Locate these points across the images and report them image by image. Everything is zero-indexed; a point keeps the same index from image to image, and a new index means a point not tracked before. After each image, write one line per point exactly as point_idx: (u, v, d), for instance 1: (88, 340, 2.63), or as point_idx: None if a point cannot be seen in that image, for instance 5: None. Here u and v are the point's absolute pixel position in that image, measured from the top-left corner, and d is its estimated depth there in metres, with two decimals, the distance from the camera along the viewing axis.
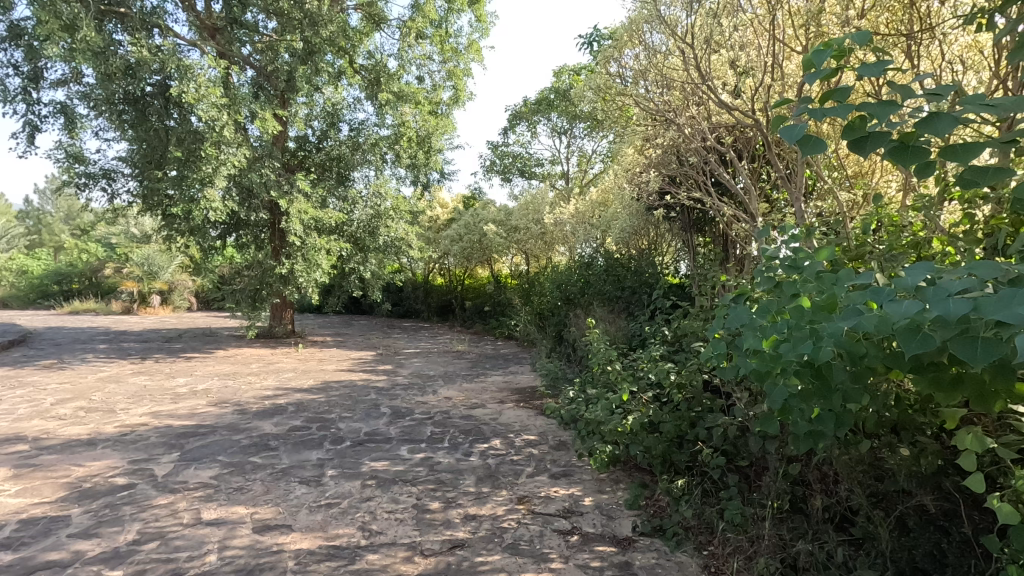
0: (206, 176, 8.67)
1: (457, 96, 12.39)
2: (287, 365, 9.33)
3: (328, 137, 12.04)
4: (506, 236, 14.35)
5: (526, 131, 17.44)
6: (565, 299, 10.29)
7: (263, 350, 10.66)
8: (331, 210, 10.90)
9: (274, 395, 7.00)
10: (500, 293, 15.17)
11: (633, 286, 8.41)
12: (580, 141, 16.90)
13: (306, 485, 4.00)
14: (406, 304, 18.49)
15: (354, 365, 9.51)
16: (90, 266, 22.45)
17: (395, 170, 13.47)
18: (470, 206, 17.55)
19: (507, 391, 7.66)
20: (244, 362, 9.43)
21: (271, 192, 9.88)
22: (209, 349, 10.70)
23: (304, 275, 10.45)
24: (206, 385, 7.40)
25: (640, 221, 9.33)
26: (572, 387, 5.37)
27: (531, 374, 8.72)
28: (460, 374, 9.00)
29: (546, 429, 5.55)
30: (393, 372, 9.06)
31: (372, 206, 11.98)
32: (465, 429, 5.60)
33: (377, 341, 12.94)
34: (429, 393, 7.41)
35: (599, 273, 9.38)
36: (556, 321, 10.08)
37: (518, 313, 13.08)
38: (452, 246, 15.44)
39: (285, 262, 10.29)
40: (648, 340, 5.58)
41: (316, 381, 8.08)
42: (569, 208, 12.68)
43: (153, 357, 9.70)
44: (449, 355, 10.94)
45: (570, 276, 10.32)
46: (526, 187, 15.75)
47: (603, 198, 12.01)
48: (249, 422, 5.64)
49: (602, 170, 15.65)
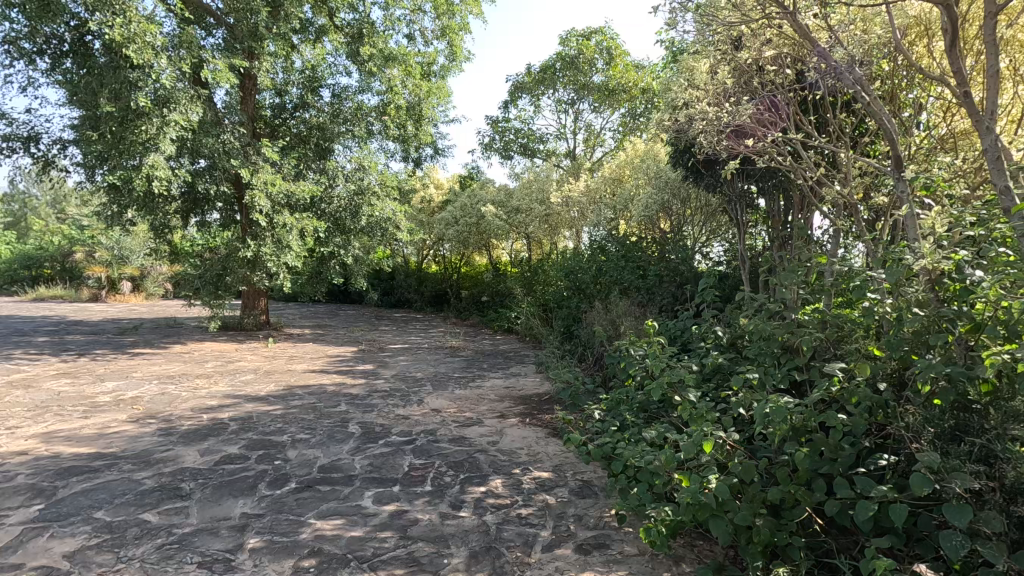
0: (149, 137, 7.28)
1: (452, 55, 10.97)
2: (250, 364, 7.93)
3: (307, 104, 10.63)
4: (508, 218, 12.89)
5: (529, 105, 15.87)
6: (577, 289, 8.93)
7: (227, 345, 9.26)
8: (305, 184, 9.43)
9: (218, 406, 5.61)
10: (500, 283, 13.77)
11: (661, 275, 7.08)
12: (588, 117, 15.44)
13: (206, 570, 2.62)
14: (397, 293, 17.10)
15: (330, 365, 8.11)
16: (60, 249, 20.95)
17: (382, 143, 12.03)
18: (468, 186, 16.06)
19: (511, 400, 6.28)
20: (199, 360, 8.04)
21: (231, 162, 8.39)
22: (165, 344, 9.29)
23: (274, 260, 8.99)
24: (138, 391, 6.00)
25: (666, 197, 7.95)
26: (599, 409, 4.07)
27: (538, 379, 7.34)
28: (453, 376, 7.62)
29: (563, 461, 4.18)
30: (374, 373, 7.65)
31: (355, 181, 10.50)
32: (457, 460, 4.23)
33: (361, 335, 11.54)
34: (412, 403, 6.04)
35: (616, 258, 8.01)
36: (566, 315, 8.74)
37: (519, 305, 11.74)
38: (447, 230, 14.01)
39: (250, 242, 8.77)
40: (698, 344, 4.33)
41: (279, 385, 6.69)
42: (578, 185, 11.24)
43: (94, 353, 8.31)
44: (442, 352, 9.55)
45: (581, 263, 8.98)
46: (530, 165, 14.26)
47: (622, 172, 10.58)
48: (168, 449, 4.25)
49: (613, 148, 14.24)
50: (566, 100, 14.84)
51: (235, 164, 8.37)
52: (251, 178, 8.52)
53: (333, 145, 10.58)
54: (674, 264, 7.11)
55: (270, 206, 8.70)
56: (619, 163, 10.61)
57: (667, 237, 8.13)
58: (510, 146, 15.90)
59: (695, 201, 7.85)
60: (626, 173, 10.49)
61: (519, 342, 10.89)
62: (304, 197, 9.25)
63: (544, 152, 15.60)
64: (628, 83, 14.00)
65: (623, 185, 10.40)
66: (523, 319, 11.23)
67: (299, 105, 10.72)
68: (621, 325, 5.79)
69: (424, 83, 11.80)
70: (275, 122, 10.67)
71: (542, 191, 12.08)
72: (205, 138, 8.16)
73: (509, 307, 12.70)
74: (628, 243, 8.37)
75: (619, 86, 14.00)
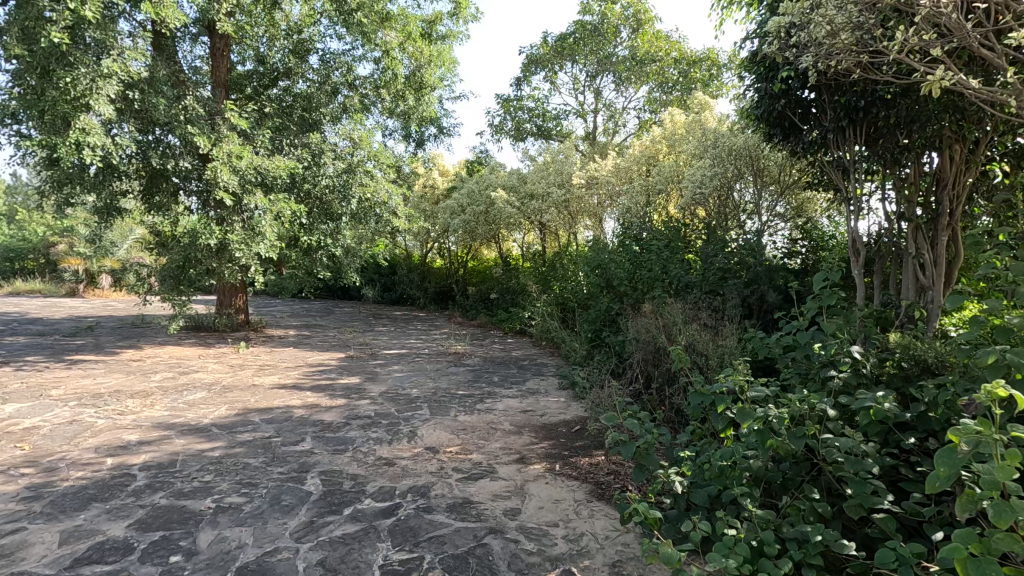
0: (78, 93, 5.81)
1: (458, 12, 9.46)
2: (209, 377, 6.47)
3: (289, 70, 9.13)
4: (520, 205, 11.31)
5: (544, 82, 14.28)
6: (605, 287, 7.37)
7: (191, 351, 7.82)
8: (282, 159, 7.90)
9: (136, 443, 4.15)
10: (510, 278, 12.25)
11: (725, 268, 5.57)
12: (609, 94, 13.85)
13: None
14: (399, 289, 15.66)
15: (306, 377, 6.65)
16: (42, 240, 19.62)
17: (377, 118, 10.52)
18: (476, 172, 14.52)
19: (532, 434, 4.76)
20: (149, 370, 6.60)
21: (188, 128, 6.86)
22: (118, 348, 7.87)
23: (243, 250, 7.46)
24: (39, 420, 4.53)
25: (722, 173, 6.40)
26: (684, 485, 2.61)
27: (563, 401, 5.82)
28: (456, 393, 6.13)
29: (624, 561, 2.67)
30: (360, 390, 6.17)
31: (343, 158, 8.95)
32: (458, 554, 2.71)
33: (354, 337, 10.09)
34: (401, 437, 4.54)
35: (661, 249, 6.51)
36: (593, 318, 7.25)
37: (534, 304, 10.24)
38: (452, 220, 12.52)
39: (213, 226, 7.22)
40: (831, 372, 2.87)
41: (233, 407, 5.22)
42: (603, 165, 9.70)
43: (23, 360, 6.88)
44: (444, 360, 8.07)
45: (610, 255, 7.47)
46: (545, 146, 12.69)
47: (659, 148, 8.97)
48: (16, 531, 2.78)
49: (639, 128, 12.64)
50: (586, 75, 13.24)
51: (191, 129, 6.84)
52: (209, 148, 6.98)
53: (321, 117, 9.02)
54: (740, 254, 5.66)
55: (236, 183, 7.15)
56: (654, 137, 9.04)
57: (721, 225, 6.63)
58: (522, 127, 14.30)
59: (760, 176, 6.33)
60: (664, 150, 8.87)
61: (533, 347, 9.40)
62: (280, 174, 7.72)
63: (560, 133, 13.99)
64: (656, 53, 12.35)
65: (659, 162, 8.85)
66: (539, 320, 9.78)
67: (279, 71, 9.23)
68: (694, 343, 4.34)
69: (425, 47, 10.22)
70: (253, 90, 9.15)
71: (561, 173, 10.47)
72: (155, 96, 6.69)
73: (521, 306, 11.20)
74: (672, 229, 6.82)
75: (646, 57, 12.33)
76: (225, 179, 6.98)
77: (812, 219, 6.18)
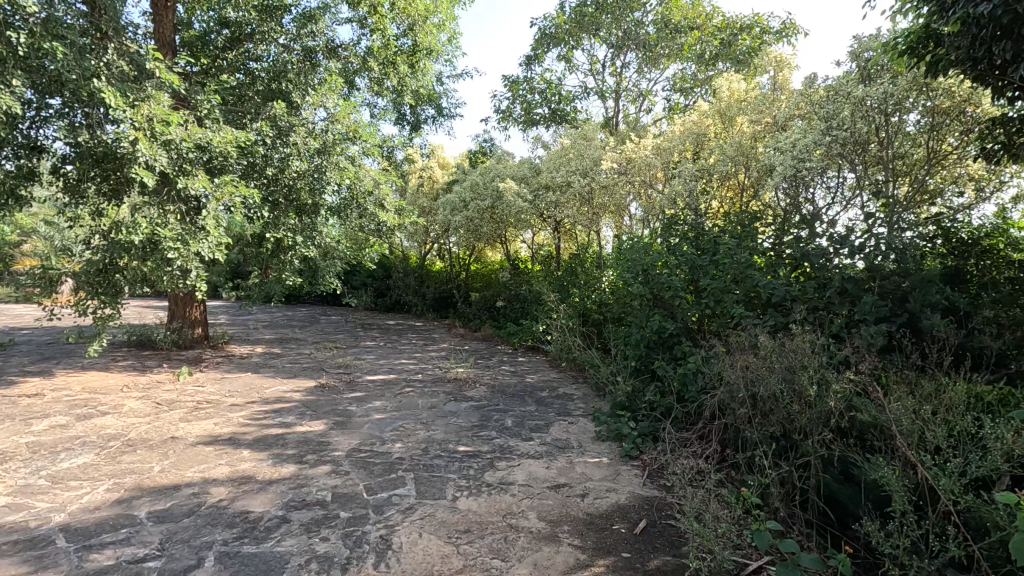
0: None
1: None
2: (116, 422, 4.71)
3: (253, 27, 7.39)
4: (533, 198, 9.54)
5: (559, 61, 12.54)
6: (652, 300, 5.61)
7: (116, 380, 6.07)
8: (233, 131, 6.14)
9: None
10: (520, 284, 10.51)
11: (847, 281, 3.85)
12: (632, 72, 12.07)
13: None
14: (394, 294, 13.96)
15: (252, 423, 4.89)
16: None
17: (361, 94, 8.81)
18: (480, 162, 12.78)
19: (576, 543, 2.99)
20: (38, 412, 4.86)
21: (94, 84, 5.03)
22: (22, 375, 6.12)
23: (179, 251, 5.69)
24: None
25: (831, 154, 4.46)
26: None
27: (610, 471, 4.04)
28: (456, 452, 4.35)
29: None
30: (321, 446, 4.40)
31: (316, 133, 7.12)
32: None
33: (333, 355, 8.37)
34: (364, 557, 2.76)
35: (737, 253, 4.81)
36: (637, 341, 5.52)
37: (550, 316, 8.53)
38: (453, 217, 10.78)
39: (137, 217, 5.45)
40: None
41: (118, 486, 3.45)
42: (637, 147, 7.94)
43: None
44: (441, 391, 6.31)
45: (652, 256, 5.72)
46: (561, 131, 10.94)
47: (712, 123, 7.15)
48: None
49: (671, 112, 10.89)
50: (608, 50, 11.47)
51: (97, 84, 4.94)
52: (122, 110, 5.06)
53: (291, 87, 7.29)
54: (869, 262, 3.93)
55: (166, 161, 5.36)
56: (704, 112, 7.27)
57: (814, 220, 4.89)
58: (533, 111, 12.55)
59: (873, 163, 4.51)
60: (718, 127, 7.07)
61: (551, 371, 7.66)
62: (229, 150, 5.98)
63: (577, 118, 12.22)
64: (690, 22, 10.59)
65: (710, 142, 7.12)
66: (555, 335, 8.06)
67: (241, 31, 7.49)
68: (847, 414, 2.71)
69: (420, 4, 8.45)
70: (210, 54, 7.43)
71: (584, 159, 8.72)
72: (51, 41, 4.96)
73: (534, 317, 9.45)
74: (746, 224, 5.08)
75: (678, 26, 10.54)
76: (161, 162, 5.29)
77: (944, 211, 4.45)
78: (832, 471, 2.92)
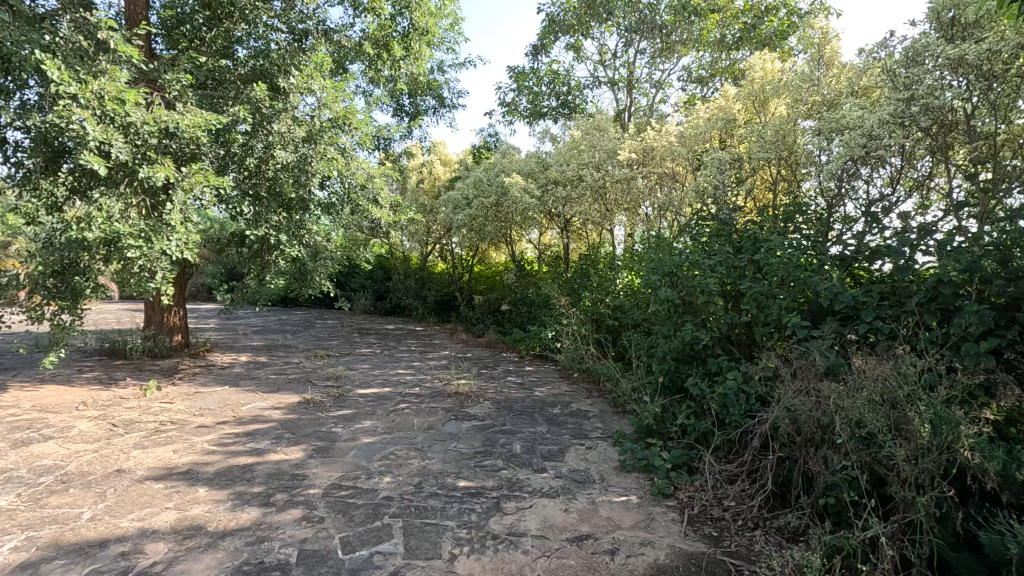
0: None
1: None
2: (58, 450, 4.01)
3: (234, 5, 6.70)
4: (541, 194, 8.83)
5: (567, 49, 11.83)
6: (681, 307, 4.87)
7: (74, 396, 5.38)
8: (204, 114, 5.44)
9: None
10: (527, 287, 9.81)
11: (941, 285, 3.10)
12: (645, 60, 11.34)
13: None
14: (394, 296, 13.30)
15: (219, 450, 4.18)
16: None
17: (355, 81, 8.12)
18: (484, 158, 12.08)
19: None
20: None
21: (34, 55, 4.34)
22: None
23: (141, 250, 5.00)
24: None
25: (905, 135, 3.72)
26: None
27: (642, 516, 3.32)
28: (455, 489, 3.64)
29: None
30: (295, 480, 3.69)
31: (302, 121, 6.42)
32: None
33: (323, 364, 7.68)
34: None
35: (785, 250, 4.09)
36: (666, 355, 4.77)
37: (560, 322, 7.82)
38: (455, 215, 10.08)
39: (92, 211, 4.77)
40: None
41: (30, 542, 2.75)
42: (655, 136, 7.23)
43: None
44: (440, 408, 5.60)
45: (681, 257, 4.97)
46: (572, 123, 10.23)
47: (743, 108, 6.42)
48: None
49: (688, 101, 10.16)
50: (620, 36, 10.74)
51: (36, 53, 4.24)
52: (68, 85, 4.36)
53: (276, 69, 6.60)
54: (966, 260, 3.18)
55: (122, 145, 4.67)
56: (732, 96, 6.53)
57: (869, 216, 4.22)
58: (540, 103, 11.84)
59: (954, 145, 3.77)
60: (749, 112, 6.34)
61: (562, 382, 6.94)
62: (199, 135, 5.28)
63: (586, 109, 11.50)
64: (709, 4, 9.86)
65: (740, 128, 6.39)
66: (566, 343, 7.35)
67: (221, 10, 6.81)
68: (983, 465, 2.03)
69: None
70: (187, 34, 6.74)
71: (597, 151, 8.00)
72: None
73: (543, 322, 8.73)
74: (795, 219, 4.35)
75: (697, 9, 9.81)
76: (117, 147, 4.63)
77: None
78: (948, 534, 2.25)
